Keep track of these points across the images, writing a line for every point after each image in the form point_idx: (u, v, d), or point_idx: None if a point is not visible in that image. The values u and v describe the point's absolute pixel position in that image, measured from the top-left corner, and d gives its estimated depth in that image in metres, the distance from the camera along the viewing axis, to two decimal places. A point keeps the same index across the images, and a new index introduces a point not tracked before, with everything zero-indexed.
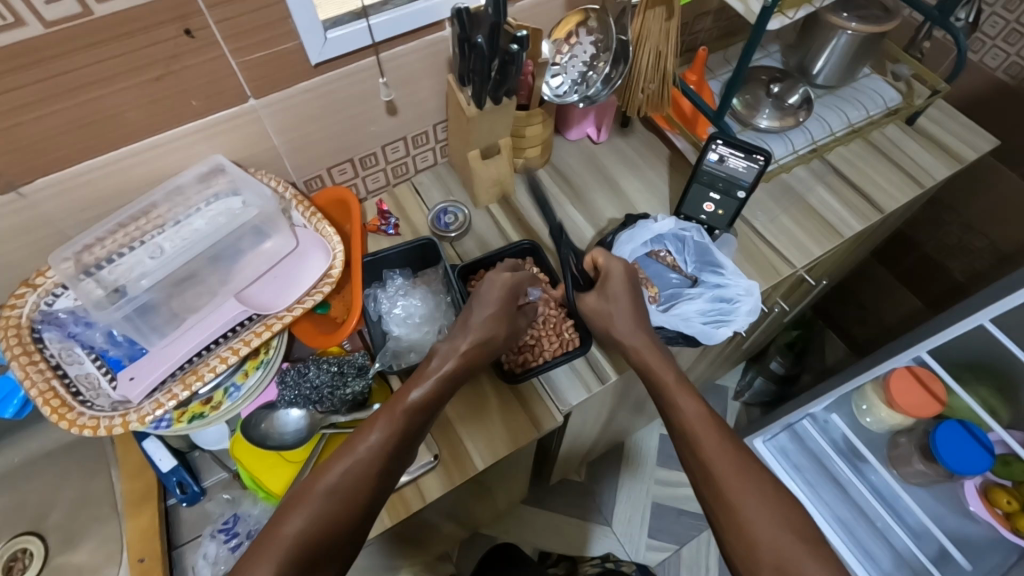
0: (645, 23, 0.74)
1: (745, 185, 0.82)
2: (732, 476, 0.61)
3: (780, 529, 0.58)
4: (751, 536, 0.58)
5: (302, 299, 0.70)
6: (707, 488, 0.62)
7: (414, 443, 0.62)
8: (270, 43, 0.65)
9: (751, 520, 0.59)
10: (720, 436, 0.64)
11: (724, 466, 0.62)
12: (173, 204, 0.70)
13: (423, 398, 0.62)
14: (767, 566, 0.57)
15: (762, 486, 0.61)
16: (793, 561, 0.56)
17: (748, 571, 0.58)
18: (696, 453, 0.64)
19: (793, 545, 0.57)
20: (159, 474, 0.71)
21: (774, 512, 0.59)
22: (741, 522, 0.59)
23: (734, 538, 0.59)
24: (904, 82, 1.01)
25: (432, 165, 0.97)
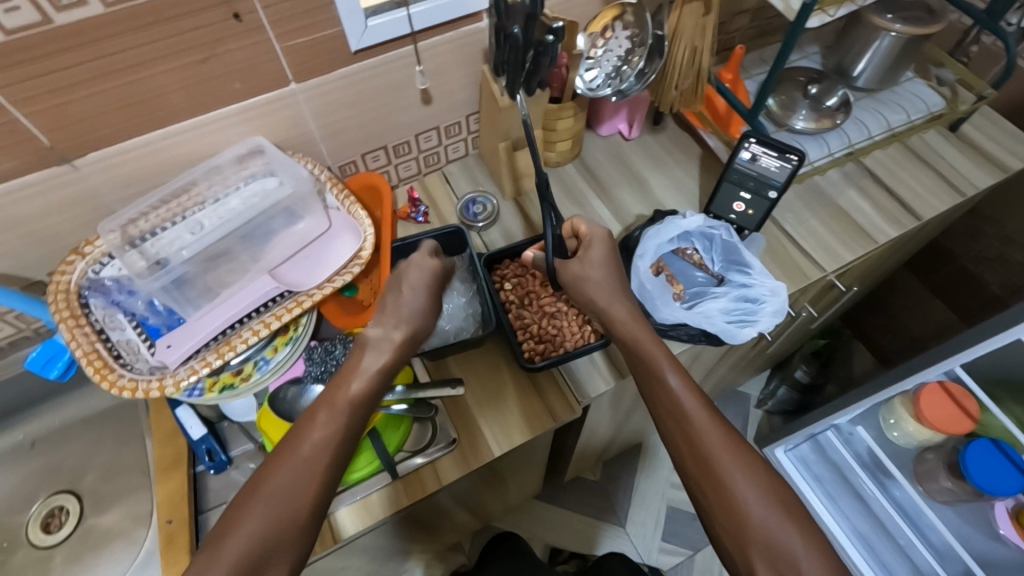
0: (680, 18, 0.74)
1: (777, 185, 0.81)
2: (722, 453, 0.59)
3: (768, 508, 0.56)
4: (740, 511, 0.56)
5: (332, 279, 0.71)
6: (694, 464, 0.60)
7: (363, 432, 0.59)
8: (312, 29, 0.67)
9: (740, 496, 0.57)
10: (708, 414, 0.61)
11: (714, 443, 0.59)
12: (212, 182, 0.73)
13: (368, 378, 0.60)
14: (757, 543, 0.55)
15: (751, 462, 0.59)
16: (780, 538, 0.55)
17: (738, 549, 0.56)
18: (684, 426, 0.61)
19: (782, 523, 0.56)
20: (190, 441, 0.74)
21: (762, 488, 0.58)
22: (729, 499, 0.57)
23: (721, 514, 0.57)
24: (948, 87, 0.98)
25: (463, 156, 0.98)
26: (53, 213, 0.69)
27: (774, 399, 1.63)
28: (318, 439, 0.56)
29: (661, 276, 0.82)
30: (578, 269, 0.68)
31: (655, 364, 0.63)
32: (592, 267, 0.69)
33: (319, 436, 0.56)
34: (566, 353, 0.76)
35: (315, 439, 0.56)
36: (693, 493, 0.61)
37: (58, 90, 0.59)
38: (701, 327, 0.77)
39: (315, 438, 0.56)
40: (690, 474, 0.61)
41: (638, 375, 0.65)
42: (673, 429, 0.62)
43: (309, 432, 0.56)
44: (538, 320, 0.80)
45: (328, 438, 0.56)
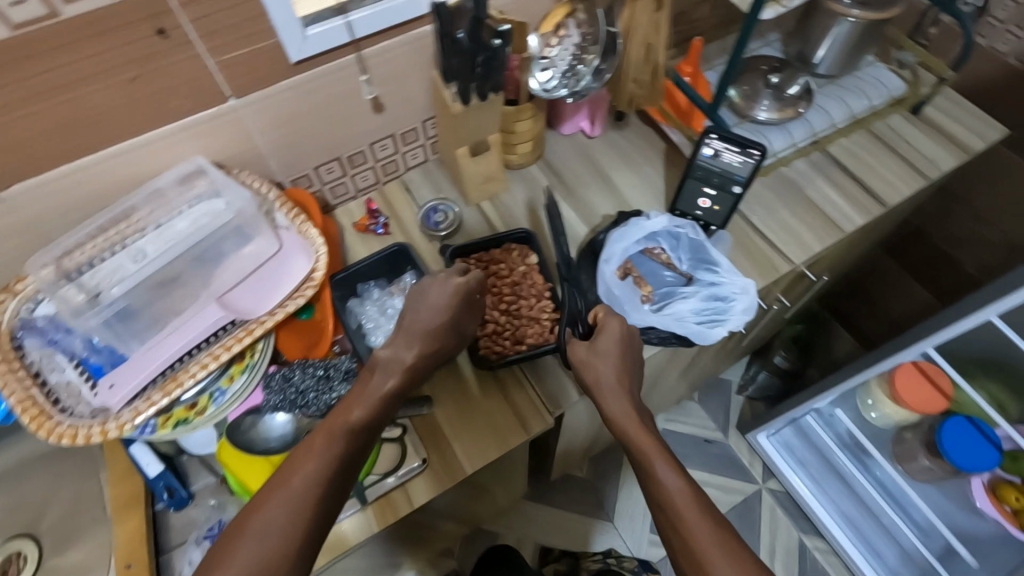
0: (633, 13, 0.71)
1: (740, 180, 0.79)
2: (690, 506, 0.58)
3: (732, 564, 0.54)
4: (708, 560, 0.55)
5: (284, 304, 0.69)
6: (666, 521, 0.59)
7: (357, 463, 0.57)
8: (248, 41, 0.64)
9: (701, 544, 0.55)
10: (678, 470, 0.61)
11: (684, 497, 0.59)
12: (155, 208, 0.69)
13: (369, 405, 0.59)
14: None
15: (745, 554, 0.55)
16: None
17: None
18: (657, 487, 0.61)
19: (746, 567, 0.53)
20: (147, 479, 0.71)
21: None
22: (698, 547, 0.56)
23: (691, 574, 0.55)
24: (910, 70, 0.97)
25: (423, 162, 0.95)
26: None
27: (754, 385, 1.62)
28: (314, 467, 0.53)
29: (628, 279, 0.81)
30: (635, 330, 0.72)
31: (643, 440, 0.64)
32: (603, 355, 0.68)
33: (313, 465, 0.53)
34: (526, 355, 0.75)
35: (308, 468, 0.53)
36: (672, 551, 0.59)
37: None
38: (672, 330, 0.76)
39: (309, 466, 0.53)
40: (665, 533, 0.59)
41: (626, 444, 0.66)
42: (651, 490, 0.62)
43: (307, 453, 0.54)
44: (504, 320, 0.78)
45: (321, 471, 0.53)
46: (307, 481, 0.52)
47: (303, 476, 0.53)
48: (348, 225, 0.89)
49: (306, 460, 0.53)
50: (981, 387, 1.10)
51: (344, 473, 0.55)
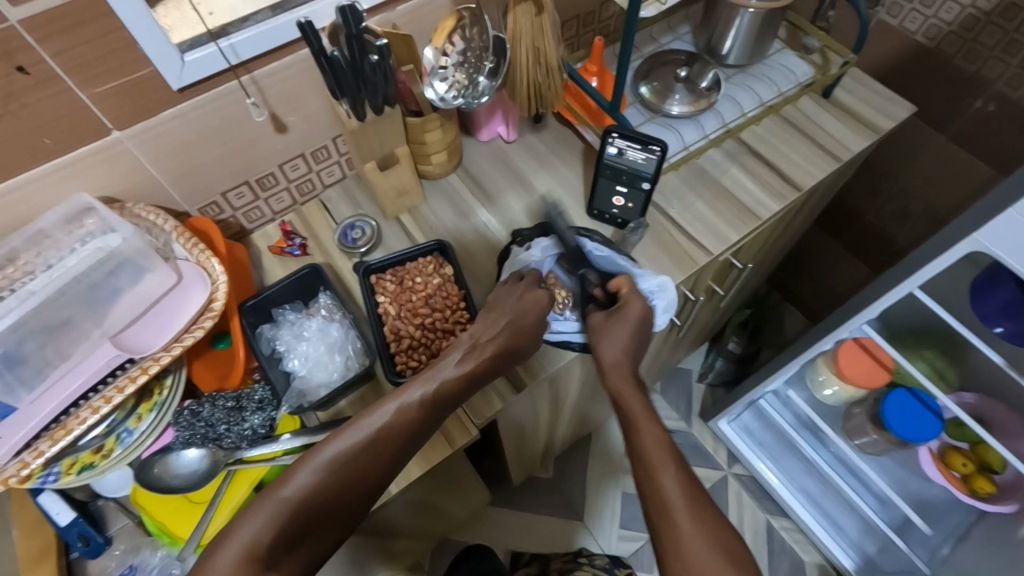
0: (516, 21, 0.71)
1: (648, 176, 0.80)
2: (678, 500, 0.53)
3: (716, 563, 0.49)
4: (687, 556, 0.50)
5: (180, 338, 0.67)
6: (655, 511, 0.54)
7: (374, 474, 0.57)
8: (122, 71, 0.62)
9: (687, 539, 0.51)
10: (677, 468, 0.56)
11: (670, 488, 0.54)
12: (42, 248, 0.67)
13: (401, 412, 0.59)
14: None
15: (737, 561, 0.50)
16: None
17: None
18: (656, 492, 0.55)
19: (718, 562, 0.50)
20: (58, 529, 0.68)
21: None
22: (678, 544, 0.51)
23: None
24: (817, 55, 0.99)
25: (341, 179, 0.94)
26: None
27: (714, 372, 1.64)
28: (308, 484, 0.52)
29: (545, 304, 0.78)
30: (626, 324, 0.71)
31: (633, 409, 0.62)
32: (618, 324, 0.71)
33: (308, 482, 0.53)
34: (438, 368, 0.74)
35: (301, 485, 0.52)
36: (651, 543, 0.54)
37: None
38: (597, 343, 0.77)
39: (303, 482, 0.52)
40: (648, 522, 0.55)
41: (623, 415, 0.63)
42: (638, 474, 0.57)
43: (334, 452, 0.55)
44: (416, 334, 0.77)
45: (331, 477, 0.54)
46: (298, 499, 0.52)
47: (298, 493, 0.52)
48: (265, 249, 0.87)
49: (304, 476, 0.53)
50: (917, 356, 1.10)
51: (351, 491, 0.54)
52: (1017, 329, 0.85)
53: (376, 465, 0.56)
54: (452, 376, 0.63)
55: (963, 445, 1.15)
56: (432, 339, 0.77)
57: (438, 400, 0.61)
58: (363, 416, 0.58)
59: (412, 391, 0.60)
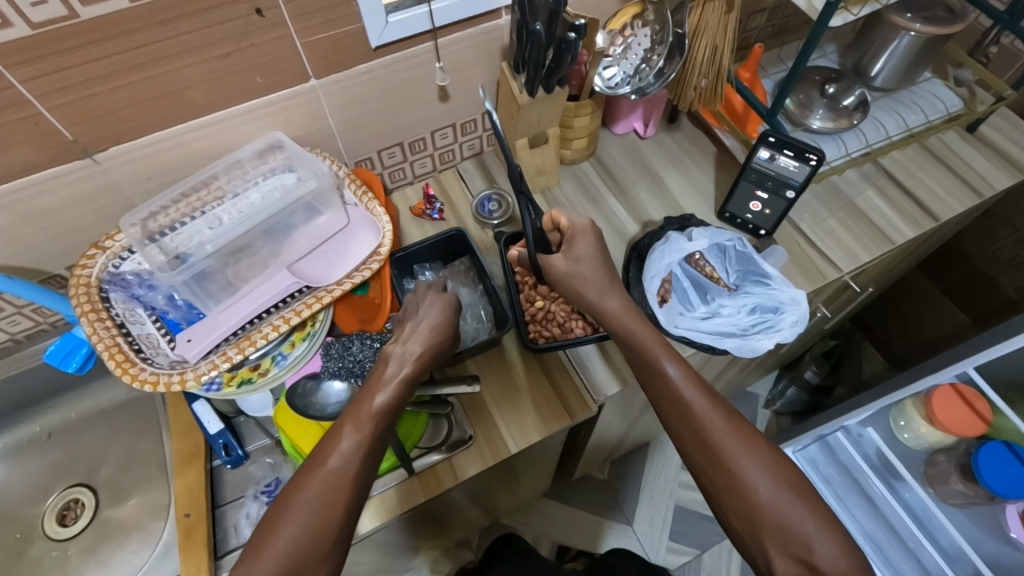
0: (703, 16, 0.73)
1: (796, 185, 0.81)
2: (731, 441, 0.59)
3: (776, 484, 0.57)
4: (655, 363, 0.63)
5: (351, 275, 0.73)
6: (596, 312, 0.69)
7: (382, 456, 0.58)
8: (334, 24, 0.67)
9: (759, 491, 0.57)
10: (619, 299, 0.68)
11: (719, 430, 0.60)
12: (233, 177, 0.73)
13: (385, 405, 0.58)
14: (769, 527, 0.56)
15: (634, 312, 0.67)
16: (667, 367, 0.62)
17: (669, 402, 0.62)
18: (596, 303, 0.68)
19: (795, 503, 0.56)
20: (207, 435, 0.75)
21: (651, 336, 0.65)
22: (736, 482, 0.58)
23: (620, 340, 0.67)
24: (966, 88, 0.98)
25: (478, 153, 0.98)
26: (78, 204, 0.69)
27: (783, 400, 1.61)
28: (311, 517, 0.51)
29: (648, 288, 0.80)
30: (564, 266, 0.69)
31: (651, 353, 0.64)
32: (579, 263, 0.69)
33: (307, 513, 0.52)
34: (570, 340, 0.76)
35: (300, 515, 0.51)
36: (701, 483, 0.62)
37: (84, 84, 0.59)
38: (714, 346, 0.77)
39: (303, 527, 0.51)
40: (697, 465, 0.61)
41: (636, 367, 0.66)
42: (675, 424, 0.63)
43: (321, 452, 0.55)
44: (552, 305, 0.79)
45: (341, 468, 0.54)
46: (308, 530, 0.51)
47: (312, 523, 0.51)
48: (404, 210, 0.93)
49: (301, 508, 0.52)
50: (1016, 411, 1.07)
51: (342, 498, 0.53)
52: None
53: (359, 472, 0.55)
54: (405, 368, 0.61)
55: None
56: (566, 312, 0.79)
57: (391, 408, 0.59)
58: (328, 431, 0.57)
59: (365, 399, 0.58)
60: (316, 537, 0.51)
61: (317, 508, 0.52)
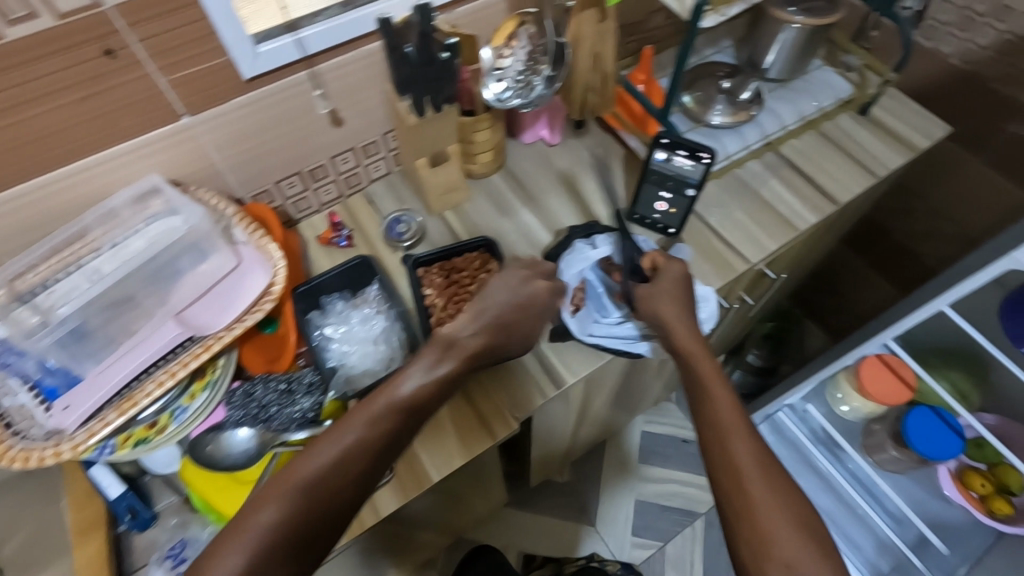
0: (578, 27, 0.74)
1: (694, 183, 0.82)
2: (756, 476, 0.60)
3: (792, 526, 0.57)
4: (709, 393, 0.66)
5: (242, 319, 0.70)
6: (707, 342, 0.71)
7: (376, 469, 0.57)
8: (200, 58, 0.65)
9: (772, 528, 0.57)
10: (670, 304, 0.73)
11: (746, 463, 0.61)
12: (110, 226, 0.68)
13: (392, 410, 0.58)
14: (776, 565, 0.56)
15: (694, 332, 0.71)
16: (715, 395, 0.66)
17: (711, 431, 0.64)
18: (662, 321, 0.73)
19: (806, 547, 0.56)
20: (108, 501, 0.70)
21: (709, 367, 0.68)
22: (749, 505, 0.59)
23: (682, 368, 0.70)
24: (856, 73, 1.01)
25: (386, 174, 0.96)
26: None
27: (731, 385, 1.64)
28: (285, 513, 0.52)
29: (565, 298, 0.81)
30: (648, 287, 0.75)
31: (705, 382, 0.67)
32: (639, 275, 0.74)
33: (283, 512, 0.52)
34: None
35: (276, 514, 0.52)
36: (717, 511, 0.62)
37: None
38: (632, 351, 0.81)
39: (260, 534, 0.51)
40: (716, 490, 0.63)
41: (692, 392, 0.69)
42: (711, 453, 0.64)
43: (318, 447, 0.56)
44: (462, 326, 0.78)
45: (332, 468, 0.54)
46: (280, 529, 0.52)
47: (270, 530, 0.51)
48: (311, 239, 0.90)
49: (276, 505, 0.52)
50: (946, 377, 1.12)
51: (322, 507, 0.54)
52: None
53: (347, 485, 0.55)
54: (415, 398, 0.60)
55: (982, 466, 1.13)
56: None
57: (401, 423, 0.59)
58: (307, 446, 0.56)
59: (374, 406, 0.58)
60: (288, 541, 0.52)
61: (293, 514, 0.52)
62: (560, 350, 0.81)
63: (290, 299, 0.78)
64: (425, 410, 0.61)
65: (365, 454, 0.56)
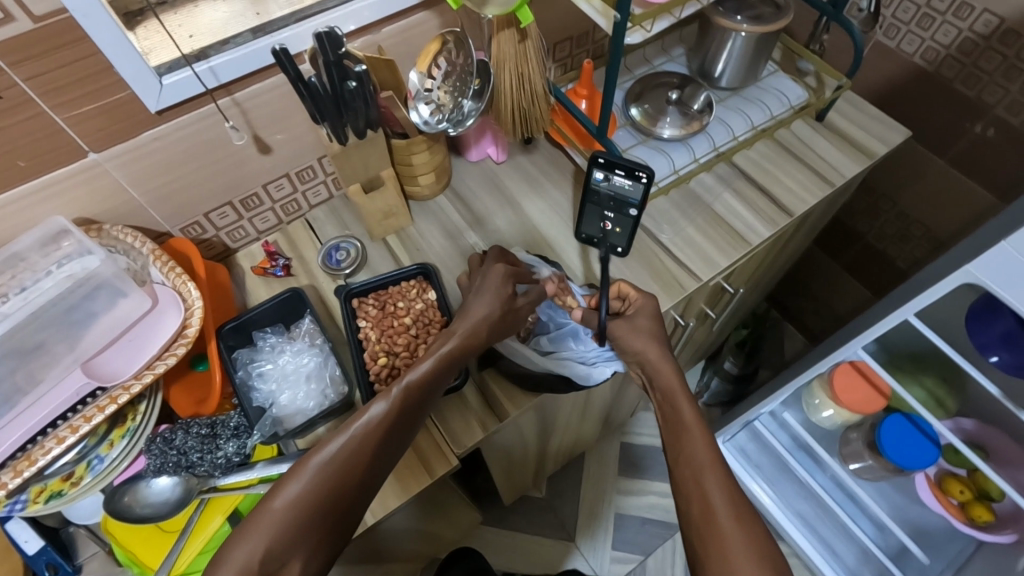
0: (499, 46, 0.70)
1: (634, 203, 0.79)
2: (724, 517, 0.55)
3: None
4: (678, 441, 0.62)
5: (154, 364, 0.67)
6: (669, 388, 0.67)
7: (354, 497, 0.55)
8: (100, 94, 0.62)
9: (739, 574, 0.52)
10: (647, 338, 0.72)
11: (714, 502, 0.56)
12: (16, 272, 0.66)
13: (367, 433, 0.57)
14: None
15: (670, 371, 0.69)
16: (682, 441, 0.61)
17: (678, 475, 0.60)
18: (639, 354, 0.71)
19: None
20: (26, 557, 0.68)
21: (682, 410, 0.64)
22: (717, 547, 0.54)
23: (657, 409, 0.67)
24: (813, 78, 0.99)
25: (328, 198, 0.93)
26: None
27: (709, 392, 1.61)
28: (261, 548, 0.50)
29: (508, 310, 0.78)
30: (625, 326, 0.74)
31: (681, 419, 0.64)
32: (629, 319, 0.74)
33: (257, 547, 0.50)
34: None
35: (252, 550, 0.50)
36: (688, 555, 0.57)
37: None
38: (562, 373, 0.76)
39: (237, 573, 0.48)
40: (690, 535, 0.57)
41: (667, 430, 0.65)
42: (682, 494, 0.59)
43: (295, 476, 0.54)
44: (396, 360, 0.75)
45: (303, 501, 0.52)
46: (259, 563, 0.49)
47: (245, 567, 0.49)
48: (248, 269, 0.87)
49: (251, 541, 0.50)
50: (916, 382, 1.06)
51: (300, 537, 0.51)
52: (1013, 359, 0.83)
53: (323, 514, 0.53)
54: (332, 464, 0.54)
55: (962, 472, 1.08)
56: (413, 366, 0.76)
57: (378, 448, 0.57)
58: (227, 543, 0.51)
59: (349, 433, 0.57)
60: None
61: (273, 547, 0.50)
62: (502, 382, 0.79)
63: (215, 336, 0.74)
64: (398, 431, 0.59)
65: (342, 482, 0.54)
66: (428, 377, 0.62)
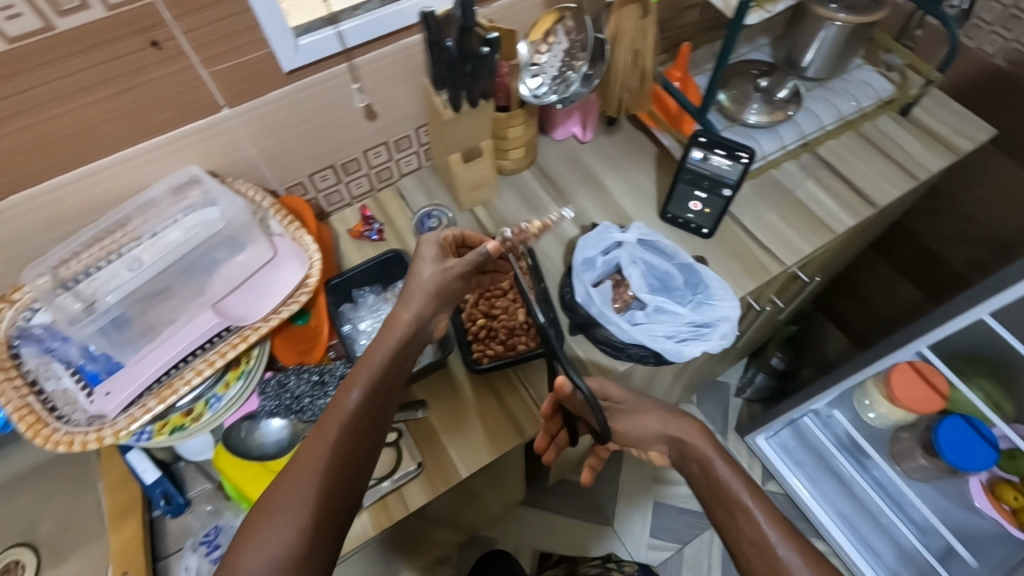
0: (618, 22, 0.76)
1: (730, 183, 0.83)
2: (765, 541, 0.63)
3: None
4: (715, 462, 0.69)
5: (279, 309, 0.71)
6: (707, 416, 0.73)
7: (347, 488, 0.58)
8: (239, 52, 0.65)
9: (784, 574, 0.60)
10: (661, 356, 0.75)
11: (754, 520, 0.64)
12: (149, 217, 0.70)
13: (343, 433, 0.58)
14: None
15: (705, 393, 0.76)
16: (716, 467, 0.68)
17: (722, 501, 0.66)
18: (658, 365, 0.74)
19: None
20: (144, 486, 0.72)
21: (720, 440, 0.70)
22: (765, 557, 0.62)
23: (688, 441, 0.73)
24: (898, 73, 0.99)
25: (417, 168, 0.96)
26: None
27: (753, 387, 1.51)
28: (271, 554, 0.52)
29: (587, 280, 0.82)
30: None
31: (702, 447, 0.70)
32: None
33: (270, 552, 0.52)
34: (511, 356, 0.77)
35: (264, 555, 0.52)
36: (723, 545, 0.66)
37: None
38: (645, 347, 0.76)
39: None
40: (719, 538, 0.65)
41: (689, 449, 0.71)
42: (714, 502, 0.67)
43: (279, 483, 0.55)
44: (493, 323, 0.80)
45: (298, 503, 0.54)
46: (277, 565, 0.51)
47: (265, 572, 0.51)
48: (343, 232, 0.90)
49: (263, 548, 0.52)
50: (974, 386, 1.04)
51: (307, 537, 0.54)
52: None
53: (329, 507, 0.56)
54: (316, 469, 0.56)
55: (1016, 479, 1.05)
56: (509, 329, 0.80)
57: (354, 440, 0.59)
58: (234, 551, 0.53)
59: (315, 436, 0.58)
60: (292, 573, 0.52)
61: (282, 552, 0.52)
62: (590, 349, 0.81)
63: (323, 291, 0.78)
64: (374, 420, 0.61)
65: (332, 476, 0.56)
66: (375, 394, 0.62)
